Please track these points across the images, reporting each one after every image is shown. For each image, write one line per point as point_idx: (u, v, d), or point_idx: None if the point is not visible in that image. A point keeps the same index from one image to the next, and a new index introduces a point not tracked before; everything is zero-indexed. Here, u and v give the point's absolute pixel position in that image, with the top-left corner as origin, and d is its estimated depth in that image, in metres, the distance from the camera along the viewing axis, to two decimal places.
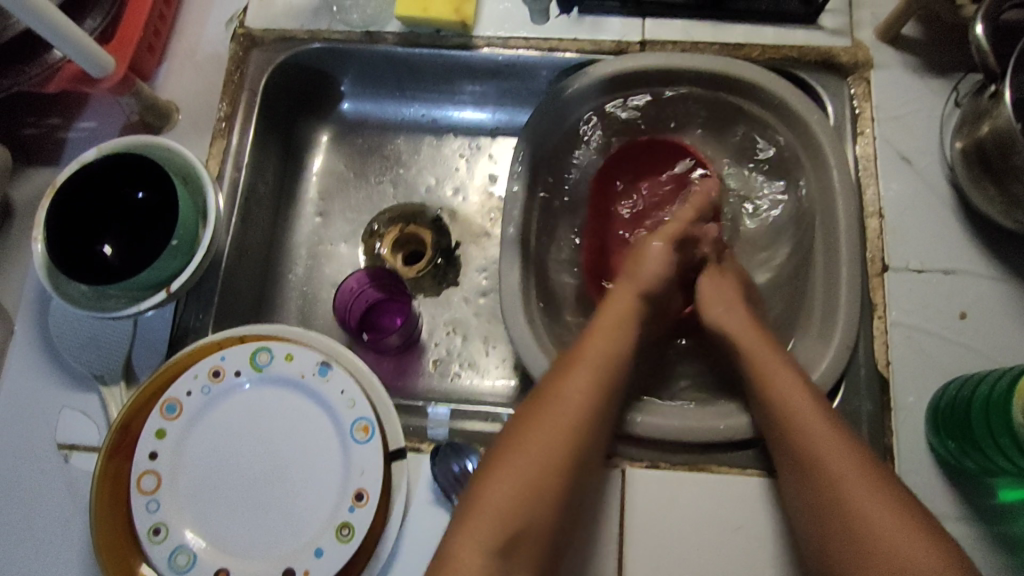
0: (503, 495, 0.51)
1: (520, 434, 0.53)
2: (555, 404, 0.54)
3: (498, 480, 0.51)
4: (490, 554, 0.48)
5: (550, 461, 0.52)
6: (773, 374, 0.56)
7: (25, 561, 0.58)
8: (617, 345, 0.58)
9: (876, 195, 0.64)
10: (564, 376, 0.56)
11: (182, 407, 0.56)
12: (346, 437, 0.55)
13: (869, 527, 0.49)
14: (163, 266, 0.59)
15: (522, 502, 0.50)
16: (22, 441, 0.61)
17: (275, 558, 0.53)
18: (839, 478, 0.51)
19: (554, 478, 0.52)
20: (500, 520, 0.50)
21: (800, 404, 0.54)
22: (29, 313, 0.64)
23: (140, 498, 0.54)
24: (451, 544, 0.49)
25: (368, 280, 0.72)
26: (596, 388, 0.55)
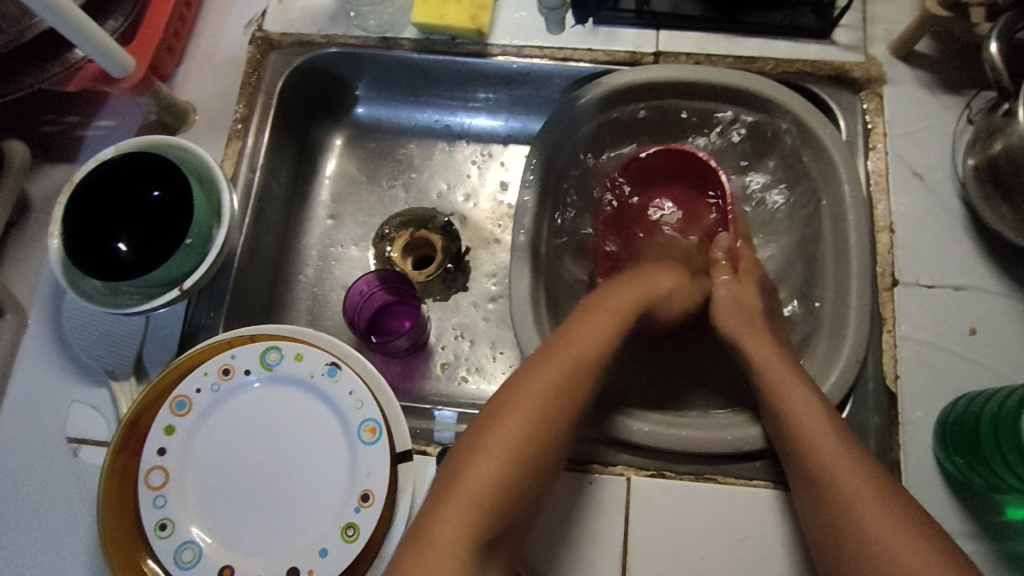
0: (525, 411, 0.51)
1: (544, 363, 0.54)
2: (577, 344, 0.55)
3: (518, 403, 0.51)
4: (503, 472, 0.49)
5: (568, 390, 0.53)
6: (782, 388, 0.57)
7: (32, 553, 0.58)
8: (641, 293, 0.60)
9: (887, 210, 0.64)
10: (587, 315, 0.57)
11: (191, 404, 0.57)
12: (353, 438, 0.55)
13: (886, 554, 0.47)
14: (178, 263, 0.59)
15: (537, 426, 0.51)
16: (32, 434, 0.61)
17: (279, 558, 0.53)
18: (855, 498, 0.50)
19: (569, 406, 0.52)
20: (511, 444, 0.50)
21: (811, 420, 0.54)
22: (43, 307, 0.64)
23: (147, 493, 0.55)
24: (463, 467, 0.49)
25: (375, 280, 0.73)
26: (614, 335, 0.56)
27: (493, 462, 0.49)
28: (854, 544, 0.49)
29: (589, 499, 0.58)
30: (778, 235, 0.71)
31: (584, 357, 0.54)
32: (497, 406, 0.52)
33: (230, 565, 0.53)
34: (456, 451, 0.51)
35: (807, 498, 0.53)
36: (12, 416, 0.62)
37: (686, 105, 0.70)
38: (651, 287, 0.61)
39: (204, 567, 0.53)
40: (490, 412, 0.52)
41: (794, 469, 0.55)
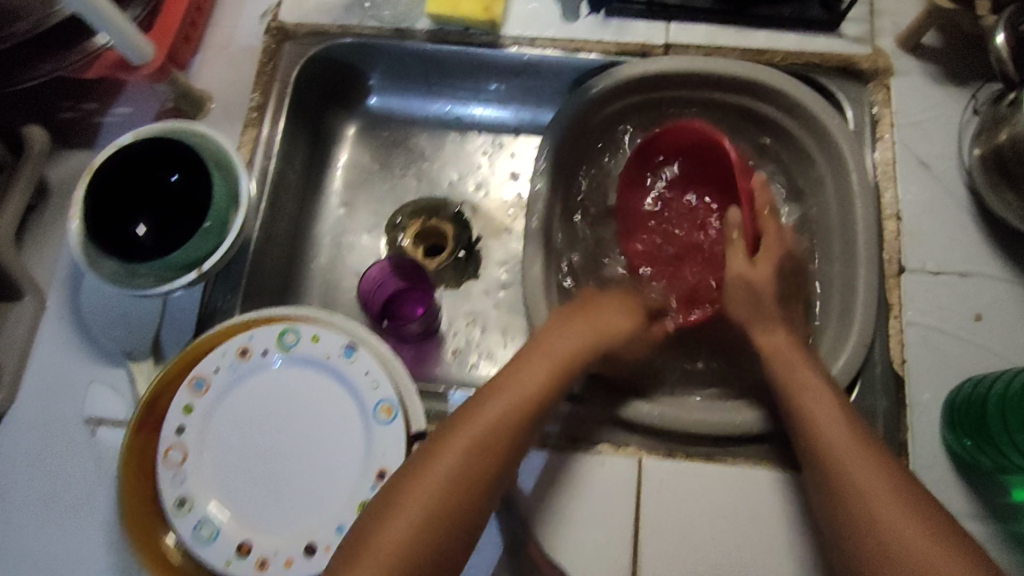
0: (444, 470, 0.49)
1: (467, 417, 0.52)
2: (516, 382, 0.54)
3: (454, 438, 0.50)
4: (414, 536, 0.46)
5: (491, 446, 0.50)
6: (789, 372, 0.58)
7: (52, 529, 0.59)
8: (582, 336, 0.59)
9: (894, 198, 0.65)
10: (519, 365, 0.56)
11: (209, 383, 0.58)
12: (369, 418, 0.56)
13: (891, 533, 0.48)
14: (197, 246, 0.60)
15: (455, 486, 0.48)
16: (51, 414, 0.62)
17: (296, 534, 0.54)
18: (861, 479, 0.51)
19: (492, 463, 0.50)
20: (438, 495, 0.48)
21: (816, 401, 0.56)
22: (62, 289, 0.65)
23: (166, 470, 0.56)
24: (371, 530, 0.47)
25: (394, 262, 0.73)
26: (556, 374, 0.55)
27: (405, 526, 0.46)
28: (856, 518, 0.50)
29: (601, 480, 0.59)
30: None
31: (511, 410, 0.52)
32: (416, 464, 0.50)
33: (247, 541, 0.54)
34: (366, 515, 0.48)
35: (812, 479, 0.54)
36: (32, 397, 0.63)
37: (695, 96, 0.71)
38: (597, 321, 0.60)
39: (222, 542, 0.54)
40: (405, 472, 0.50)
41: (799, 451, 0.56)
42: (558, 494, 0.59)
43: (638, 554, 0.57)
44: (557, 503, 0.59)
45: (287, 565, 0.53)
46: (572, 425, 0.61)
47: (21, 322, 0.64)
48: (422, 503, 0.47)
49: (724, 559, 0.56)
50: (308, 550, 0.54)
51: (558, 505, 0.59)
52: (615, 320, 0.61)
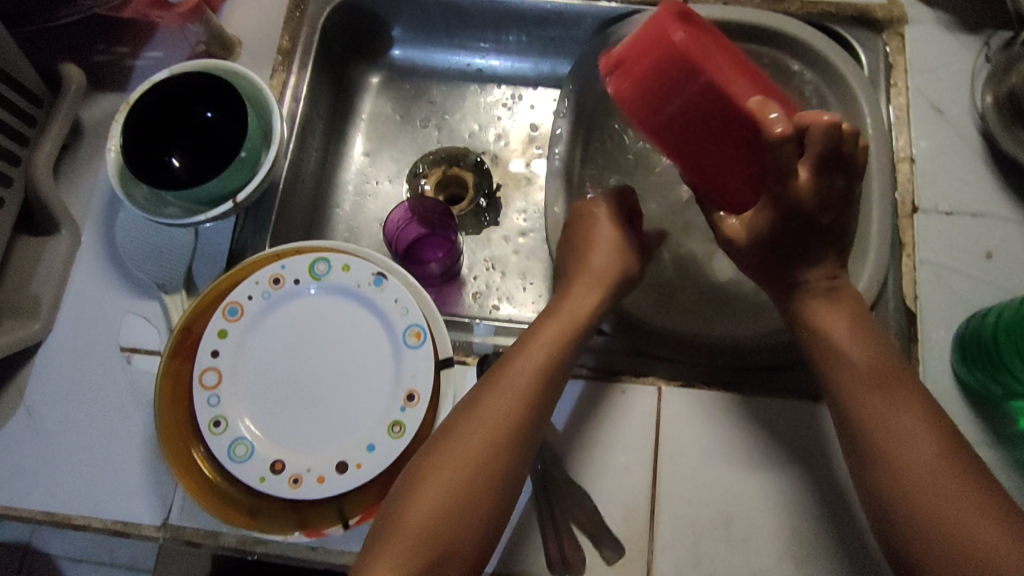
0: (471, 433, 0.51)
1: (491, 382, 0.54)
2: (529, 350, 0.55)
3: (479, 403, 0.53)
4: (447, 495, 0.49)
5: (514, 407, 0.53)
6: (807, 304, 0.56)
7: (90, 451, 0.62)
8: (586, 295, 0.60)
9: (907, 143, 0.67)
10: (538, 328, 0.58)
11: (243, 310, 0.60)
12: (399, 342, 0.58)
13: (896, 449, 0.49)
14: (230, 178, 0.62)
15: (483, 446, 0.51)
16: (87, 343, 0.64)
17: (328, 452, 0.56)
18: (865, 395, 0.51)
19: (517, 423, 0.52)
20: (467, 457, 0.51)
21: (841, 336, 0.54)
22: (97, 224, 0.67)
23: (202, 392, 0.57)
24: (408, 491, 0.50)
25: (427, 202, 0.77)
26: (564, 338, 0.56)
27: (437, 488, 0.49)
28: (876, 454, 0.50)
29: (622, 408, 0.61)
30: None
31: (530, 370, 0.54)
32: (445, 429, 0.53)
33: (280, 459, 0.56)
34: (405, 477, 0.52)
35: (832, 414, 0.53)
36: (68, 328, 0.65)
37: None
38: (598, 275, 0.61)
39: (257, 460, 0.56)
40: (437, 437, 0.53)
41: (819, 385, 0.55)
42: (581, 421, 0.61)
43: (658, 479, 0.59)
44: (580, 430, 0.61)
45: (319, 482, 0.55)
46: (597, 358, 0.64)
47: (57, 256, 0.66)
48: (448, 474, 0.50)
49: (739, 481, 0.59)
50: (339, 467, 0.55)
51: (582, 433, 0.61)
52: (611, 262, 0.62)
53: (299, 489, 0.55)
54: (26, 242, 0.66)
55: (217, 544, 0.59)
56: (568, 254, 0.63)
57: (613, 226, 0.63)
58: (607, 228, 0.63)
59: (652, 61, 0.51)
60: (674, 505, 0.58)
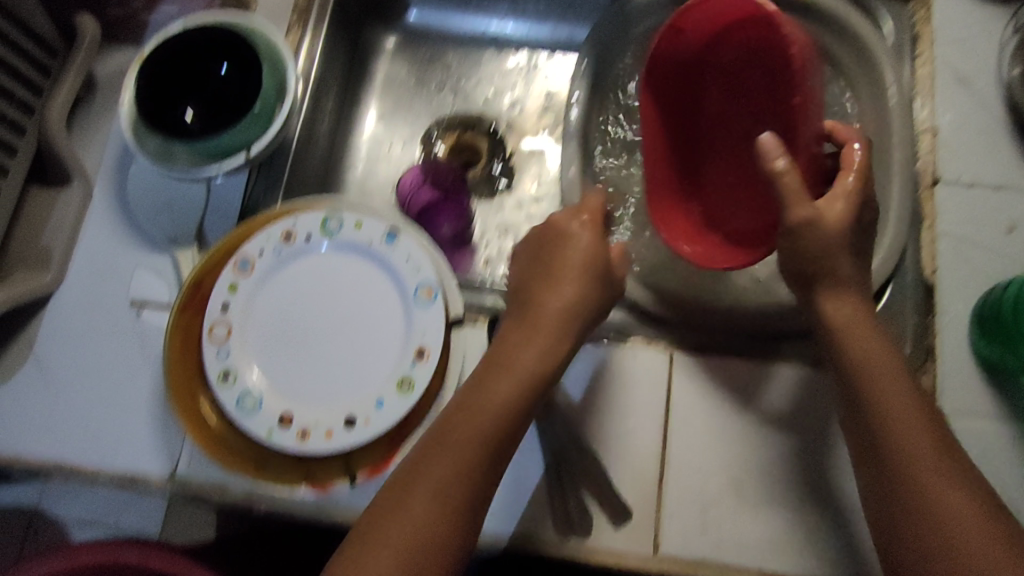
0: (443, 464, 0.47)
1: (461, 411, 0.49)
2: (500, 378, 0.50)
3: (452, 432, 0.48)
4: (418, 533, 0.45)
5: (484, 439, 0.48)
6: (829, 312, 0.52)
7: (98, 404, 0.62)
8: (554, 327, 0.53)
9: (931, 114, 0.65)
10: (508, 352, 0.52)
11: (254, 265, 0.59)
12: (410, 299, 0.58)
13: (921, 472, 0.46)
14: (243, 131, 0.61)
15: (458, 477, 0.47)
16: (96, 296, 0.64)
17: (337, 407, 0.56)
18: (888, 413, 0.48)
19: (488, 455, 0.48)
20: (439, 492, 0.46)
21: (872, 351, 0.50)
22: (108, 177, 0.66)
23: (211, 344, 0.57)
24: (377, 524, 0.45)
25: (440, 164, 0.76)
26: (537, 371, 0.51)
27: (406, 526, 0.45)
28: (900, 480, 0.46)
29: (635, 373, 0.61)
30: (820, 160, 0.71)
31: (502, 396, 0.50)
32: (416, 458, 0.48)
33: (288, 413, 0.56)
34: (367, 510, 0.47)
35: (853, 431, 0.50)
36: (78, 281, 0.65)
37: None
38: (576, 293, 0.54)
39: (265, 413, 0.56)
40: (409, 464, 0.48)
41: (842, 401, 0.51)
42: (591, 385, 0.61)
43: (666, 446, 0.59)
44: (589, 395, 0.60)
45: (327, 437, 0.55)
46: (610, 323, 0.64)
47: (69, 209, 0.65)
48: (423, 510, 0.45)
49: (749, 449, 0.58)
50: (347, 422, 0.55)
51: (592, 398, 0.60)
52: (585, 296, 0.54)
53: (307, 443, 0.55)
54: (38, 194, 0.66)
55: (223, 497, 0.59)
56: (535, 272, 0.56)
57: (585, 259, 0.55)
58: (587, 246, 0.56)
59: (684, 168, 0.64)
60: (682, 472, 0.58)
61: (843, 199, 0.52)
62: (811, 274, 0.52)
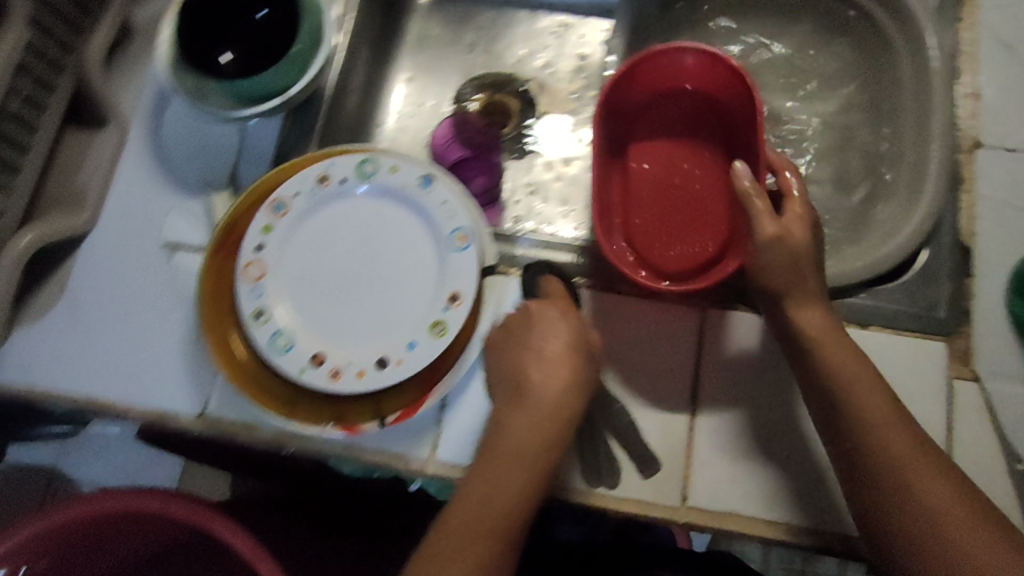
0: (481, 503, 0.48)
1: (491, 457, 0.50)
2: (523, 418, 0.50)
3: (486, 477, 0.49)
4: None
5: (521, 482, 0.49)
6: (799, 324, 0.54)
7: (129, 343, 0.62)
8: (562, 383, 0.51)
9: (973, 78, 0.65)
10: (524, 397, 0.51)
11: (289, 206, 0.59)
12: (444, 245, 0.58)
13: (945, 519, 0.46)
14: (279, 76, 0.61)
15: (499, 518, 0.48)
16: (129, 238, 0.64)
17: (370, 348, 0.56)
18: (902, 465, 0.48)
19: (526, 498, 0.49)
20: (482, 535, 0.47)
21: (842, 364, 0.52)
22: (142, 120, 0.66)
23: (245, 284, 0.57)
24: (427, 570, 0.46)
25: (472, 118, 0.77)
26: (558, 417, 0.50)
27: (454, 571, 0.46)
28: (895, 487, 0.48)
29: (665, 324, 0.61)
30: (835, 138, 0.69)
31: (530, 435, 0.50)
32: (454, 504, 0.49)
33: (321, 353, 0.56)
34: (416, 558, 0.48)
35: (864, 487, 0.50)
36: (110, 223, 0.65)
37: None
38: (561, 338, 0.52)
39: (298, 352, 0.56)
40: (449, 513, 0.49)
41: (822, 417, 0.53)
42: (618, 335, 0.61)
43: (696, 400, 0.58)
44: (617, 346, 0.60)
45: (359, 376, 0.55)
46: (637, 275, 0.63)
47: (104, 151, 0.66)
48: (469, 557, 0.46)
49: (779, 405, 0.58)
50: (380, 363, 0.55)
51: (620, 350, 0.60)
52: (575, 366, 0.52)
53: (339, 383, 0.55)
54: (73, 136, 0.66)
55: (253, 436, 0.59)
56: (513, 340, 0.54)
57: (573, 337, 0.53)
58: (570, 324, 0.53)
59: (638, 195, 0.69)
60: (710, 425, 0.58)
61: (799, 224, 0.55)
62: (780, 288, 0.54)
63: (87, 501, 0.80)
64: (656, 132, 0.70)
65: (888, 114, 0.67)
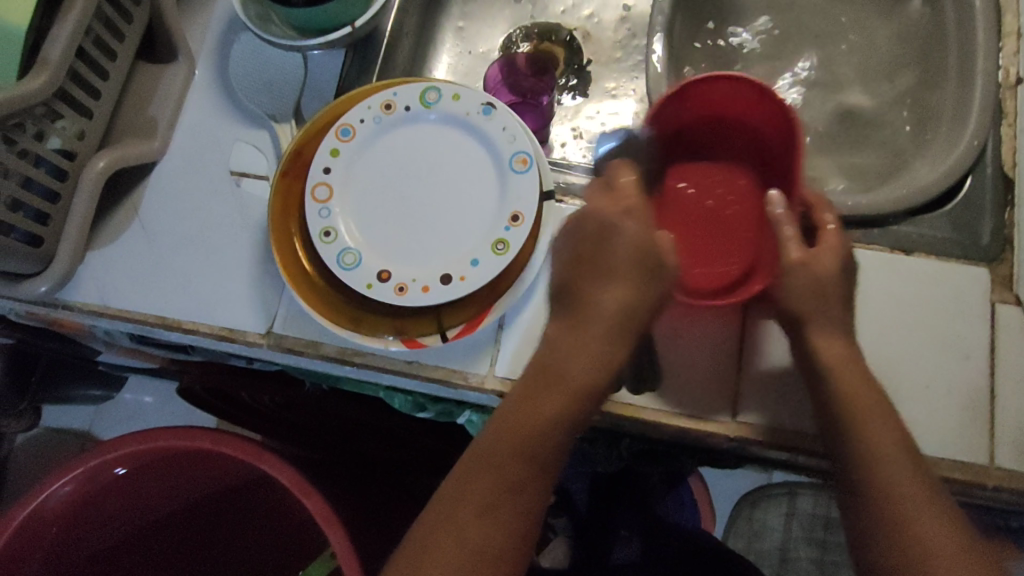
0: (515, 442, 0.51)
1: (533, 399, 0.52)
2: (573, 362, 0.53)
3: (529, 413, 0.52)
4: (484, 511, 0.50)
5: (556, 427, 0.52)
6: (840, 349, 0.54)
7: (198, 265, 0.65)
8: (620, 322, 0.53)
9: (1016, 17, 0.67)
10: (577, 341, 0.53)
11: (355, 132, 0.61)
12: (505, 168, 0.60)
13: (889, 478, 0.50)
14: (350, 3, 0.63)
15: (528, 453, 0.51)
16: (198, 167, 0.67)
17: (433, 266, 0.58)
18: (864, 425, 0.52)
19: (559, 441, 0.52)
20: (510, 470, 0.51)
21: (866, 408, 0.52)
22: (209, 58, 0.70)
23: (314, 204, 0.60)
24: (453, 493, 0.52)
25: (522, 63, 0.79)
26: (608, 360, 0.53)
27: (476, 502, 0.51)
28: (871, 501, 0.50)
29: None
30: (876, 83, 0.72)
31: (572, 379, 0.52)
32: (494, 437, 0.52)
33: (387, 270, 0.58)
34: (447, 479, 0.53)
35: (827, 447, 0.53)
36: (182, 153, 0.68)
37: None
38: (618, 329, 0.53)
39: (365, 269, 0.58)
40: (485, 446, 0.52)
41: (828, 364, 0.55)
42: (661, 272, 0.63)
43: (745, 317, 0.61)
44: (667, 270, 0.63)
45: (424, 291, 0.57)
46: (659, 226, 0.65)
47: (174, 85, 0.68)
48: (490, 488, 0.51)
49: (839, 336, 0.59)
50: (444, 279, 0.58)
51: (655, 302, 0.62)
52: (641, 283, 0.54)
53: (405, 297, 0.57)
54: (146, 69, 0.69)
55: (319, 352, 0.61)
56: (580, 261, 0.55)
57: (643, 257, 0.55)
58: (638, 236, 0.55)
59: (673, 204, 0.68)
60: (760, 342, 0.60)
61: (830, 254, 0.55)
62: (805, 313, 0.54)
63: (110, 448, 0.81)
64: (698, 151, 0.69)
65: (929, 55, 0.69)
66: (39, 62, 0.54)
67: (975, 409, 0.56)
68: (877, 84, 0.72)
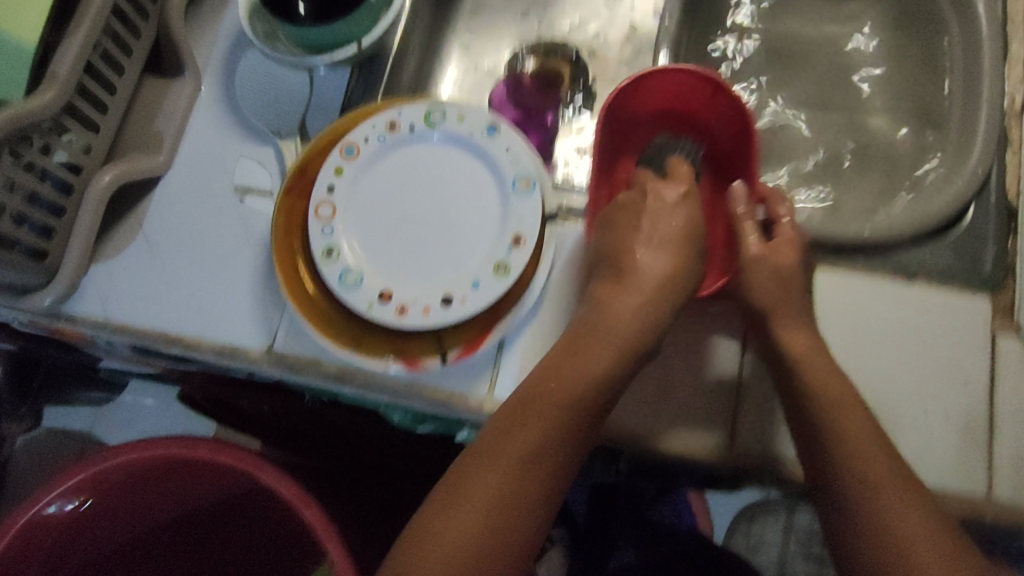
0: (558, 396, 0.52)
1: (575, 357, 0.54)
2: (610, 328, 0.55)
3: (570, 370, 0.53)
4: (525, 456, 0.50)
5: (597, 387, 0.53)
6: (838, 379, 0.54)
7: (200, 280, 0.65)
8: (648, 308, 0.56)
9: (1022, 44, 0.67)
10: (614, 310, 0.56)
11: (360, 151, 0.62)
12: (508, 190, 0.60)
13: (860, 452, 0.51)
14: (356, 21, 0.63)
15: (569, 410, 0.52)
16: (203, 182, 0.68)
17: (435, 287, 0.59)
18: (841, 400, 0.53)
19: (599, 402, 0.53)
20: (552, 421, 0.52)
21: (848, 415, 0.52)
22: (216, 73, 0.70)
23: (317, 223, 0.60)
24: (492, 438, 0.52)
25: (528, 82, 0.79)
26: (642, 333, 0.55)
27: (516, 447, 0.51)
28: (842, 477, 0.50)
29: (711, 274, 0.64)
30: (881, 106, 0.72)
31: (608, 341, 0.54)
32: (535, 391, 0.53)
33: (388, 290, 0.59)
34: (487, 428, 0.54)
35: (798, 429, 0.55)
36: (187, 167, 0.68)
37: None
38: (617, 337, 0.54)
39: (366, 289, 0.59)
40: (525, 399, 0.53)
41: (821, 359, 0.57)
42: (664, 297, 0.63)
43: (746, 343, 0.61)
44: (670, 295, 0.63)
45: (425, 313, 0.57)
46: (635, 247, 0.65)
47: (180, 100, 0.69)
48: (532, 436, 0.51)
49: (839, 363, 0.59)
50: (445, 301, 0.58)
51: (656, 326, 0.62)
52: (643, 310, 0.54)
53: (406, 318, 0.57)
54: (153, 84, 0.69)
55: (319, 369, 0.62)
56: None
57: None
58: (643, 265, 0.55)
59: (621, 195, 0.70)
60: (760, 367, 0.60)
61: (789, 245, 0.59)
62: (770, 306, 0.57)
63: (111, 454, 0.82)
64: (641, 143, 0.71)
65: (935, 80, 0.69)
66: (47, 79, 0.54)
67: (975, 441, 0.56)
68: (882, 107, 0.72)
